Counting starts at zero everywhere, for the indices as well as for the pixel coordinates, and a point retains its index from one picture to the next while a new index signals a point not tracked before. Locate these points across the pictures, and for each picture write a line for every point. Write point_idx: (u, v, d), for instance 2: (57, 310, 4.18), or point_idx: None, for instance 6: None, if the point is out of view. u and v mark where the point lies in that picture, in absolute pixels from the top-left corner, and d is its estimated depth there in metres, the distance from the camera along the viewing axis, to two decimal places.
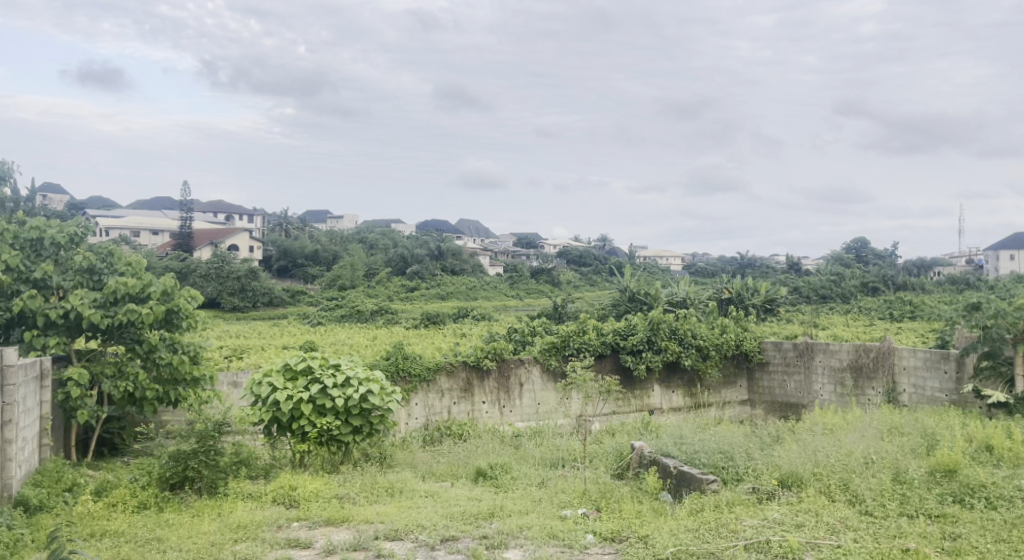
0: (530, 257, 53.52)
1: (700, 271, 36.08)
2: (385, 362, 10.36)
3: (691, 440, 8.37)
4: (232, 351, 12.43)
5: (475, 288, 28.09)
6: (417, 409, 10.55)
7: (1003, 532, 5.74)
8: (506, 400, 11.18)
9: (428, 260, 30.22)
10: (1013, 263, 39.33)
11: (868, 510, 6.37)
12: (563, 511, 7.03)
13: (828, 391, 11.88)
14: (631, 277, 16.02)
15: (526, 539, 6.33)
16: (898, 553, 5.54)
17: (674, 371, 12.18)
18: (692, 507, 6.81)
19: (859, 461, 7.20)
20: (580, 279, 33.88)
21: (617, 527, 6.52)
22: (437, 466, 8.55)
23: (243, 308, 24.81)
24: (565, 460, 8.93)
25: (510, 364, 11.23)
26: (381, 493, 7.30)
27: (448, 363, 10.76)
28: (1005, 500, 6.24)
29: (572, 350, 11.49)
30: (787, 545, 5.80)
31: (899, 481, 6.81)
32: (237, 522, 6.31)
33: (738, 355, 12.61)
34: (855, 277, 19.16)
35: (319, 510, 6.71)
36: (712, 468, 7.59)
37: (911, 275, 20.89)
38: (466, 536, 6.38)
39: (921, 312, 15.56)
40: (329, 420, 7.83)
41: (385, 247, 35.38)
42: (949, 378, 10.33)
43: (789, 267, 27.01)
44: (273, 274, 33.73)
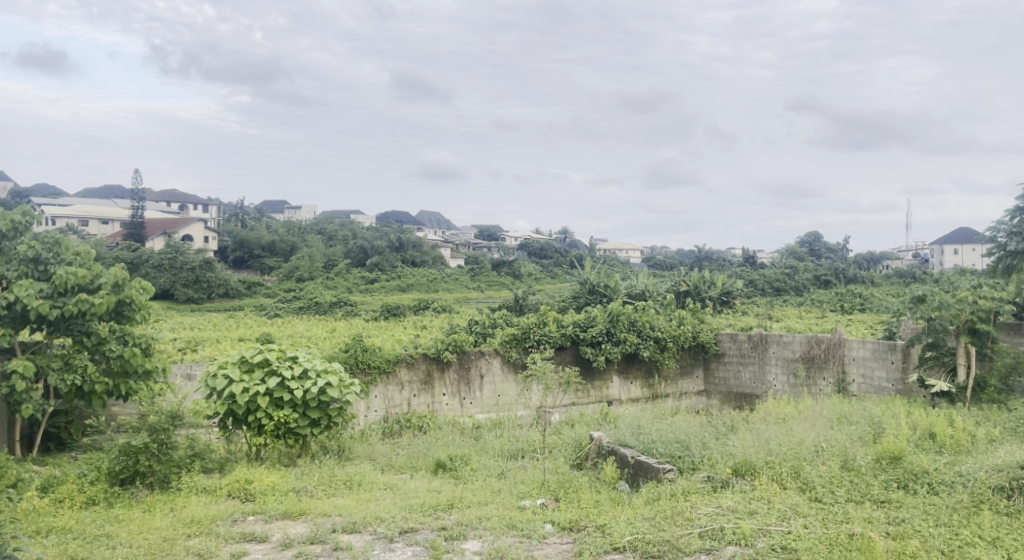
0: (490, 249, 53.56)
1: (658, 265, 36.38)
2: (344, 354, 10.30)
3: (648, 430, 8.51)
4: (187, 343, 12.25)
5: (436, 280, 28.02)
6: (377, 402, 10.51)
7: (944, 516, 5.93)
8: (466, 392, 11.19)
9: (388, 252, 30.04)
10: (956, 257, 40.44)
11: (818, 496, 6.54)
12: (522, 501, 7.09)
13: (781, 381, 12.12)
14: (590, 269, 16.17)
15: (485, 529, 6.38)
16: (845, 538, 5.70)
17: (632, 362, 12.33)
18: (649, 496, 6.92)
19: (809, 449, 7.39)
20: (540, 271, 34.01)
21: (575, 516, 6.59)
22: (396, 459, 8.55)
23: (197, 300, 24.38)
24: (524, 452, 8.98)
25: (471, 356, 11.25)
26: (340, 486, 7.29)
27: (408, 355, 10.73)
28: (946, 484, 6.45)
29: (532, 342, 11.55)
30: (740, 532, 5.93)
31: (848, 468, 7.00)
32: (190, 517, 6.24)
33: (694, 347, 12.81)
34: (808, 271, 19.57)
35: (276, 503, 6.67)
36: (669, 458, 7.72)
37: (859, 268, 21.36)
38: (425, 528, 6.40)
39: (870, 304, 15.98)
40: (286, 413, 7.77)
41: (345, 238, 35.10)
42: (896, 367, 10.64)
43: (744, 260, 27.45)
44: (229, 265, 33.18)
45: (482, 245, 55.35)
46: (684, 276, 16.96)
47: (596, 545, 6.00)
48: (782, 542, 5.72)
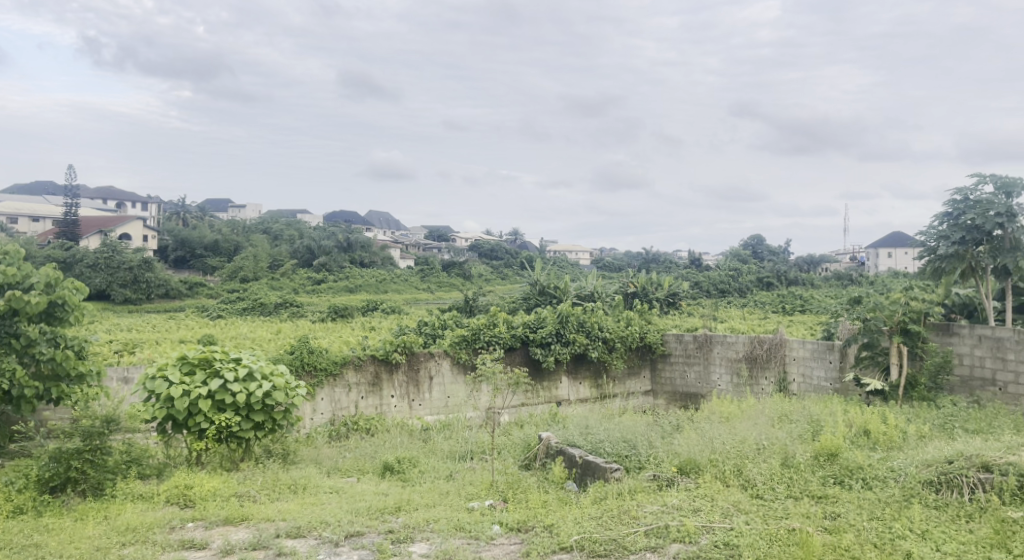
0: (439, 250, 53.45)
1: (606, 267, 36.64)
2: (290, 356, 10.15)
3: (596, 430, 8.59)
4: (124, 345, 11.92)
5: (385, 281, 27.81)
6: (323, 404, 10.39)
7: (877, 510, 6.12)
8: (415, 394, 11.14)
9: (335, 252, 29.71)
10: (890, 261, 41.73)
11: (759, 493, 6.69)
12: (470, 503, 7.09)
13: (724, 380, 12.32)
14: (540, 270, 16.26)
15: (432, 532, 6.36)
16: (784, 533, 5.84)
17: (581, 363, 12.43)
18: (596, 495, 6.99)
19: (751, 448, 7.55)
20: (489, 271, 34.03)
21: (523, 517, 6.62)
22: (343, 462, 8.45)
23: (134, 300, 23.74)
24: (473, 453, 8.98)
25: (420, 357, 11.20)
26: (284, 490, 7.19)
27: (356, 356, 10.65)
28: (879, 479, 6.65)
29: (482, 343, 11.55)
30: (684, 530, 6.03)
31: (787, 465, 7.17)
32: (125, 524, 6.10)
33: (641, 347, 12.97)
34: (751, 272, 20.00)
35: (217, 509, 6.56)
36: (616, 457, 7.81)
37: (799, 270, 21.89)
38: (372, 531, 6.36)
39: (810, 305, 16.41)
40: (228, 416, 7.63)
41: (291, 238, 34.61)
42: (833, 367, 10.95)
43: (688, 262, 27.88)
44: (169, 265, 32.39)
45: (431, 245, 55.14)
46: (632, 278, 17.16)
47: (543, 545, 6.04)
48: (725, 539, 5.83)
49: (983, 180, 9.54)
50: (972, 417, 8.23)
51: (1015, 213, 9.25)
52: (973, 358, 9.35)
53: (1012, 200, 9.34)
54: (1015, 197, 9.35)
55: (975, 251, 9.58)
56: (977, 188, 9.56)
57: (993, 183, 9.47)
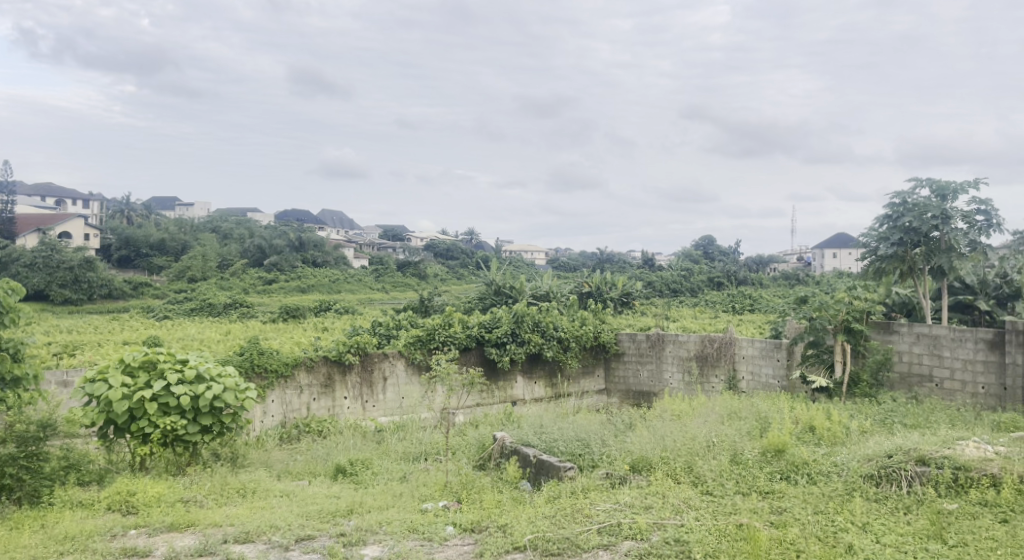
0: (394, 249, 53.11)
1: (561, 267, 36.76)
2: (239, 358, 9.97)
3: (550, 429, 8.61)
4: (64, 348, 11.58)
5: (338, 281, 27.52)
6: (274, 407, 10.22)
7: (822, 504, 6.25)
8: (368, 395, 11.04)
9: (287, 252, 29.31)
10: (835, 261, 42.71)
11: (708, 489, 6.78)
12: (424, 504, 7.06)
13: (676, 379, 12.45)
14: (496, 270, 16.23)
15: (385, 534, 6.31)
16: (732, 529, 5.92)
17: (536, 363, 12.47)
18: (550, 494, 7.01)
19: (701, 445, 7.65)
20: (444, 271, 33.92)
21: (476, 517, 6.61)
22: (294, 465, 8.35)
23: (75, 301, 23.08)
24: (427, 454, 8.95)
25: (373, 358, 11.10)
26: (232, 495, 7.07)
27: (307, 358, 10.51)
28: (823, 474, 6.79)
29: (437, 343, 11.50)
30: (636, 527, 6.09)
31: (736, 462, 7.28)
32: (63, 532, 5.93)
33: (596, 346, 13.05)
34: (703, 272, 20.29)
35: (161, 515, 6.41)
36: (569, 456, 7.84)
37: (748, 271, 22.22)
38: (323, 535, 6.30)
39: (759, 305, 16.71)
40: (173, 419, 7.46)
41: (240, 236, 34.04)
42: (781, 364, 11.16)
43: (642, 263, 28.12)
44: (113, 264, 31.61)
45: (386, 245, 54.74)
46: (587, 278, 17.25)
47: (497, 545, 6.04)
48: (675, 535, 5.89)
49: (920, 184, 9.81)
50: (910, 412, 8.46)
51: (950, 216, 9.53)
52: (912, 355, 9.61)
53: (947, 203, 9.62)
54: (950, 200, 9.63)
55: (914, 252, 9.87)
56: (914, 192, 9.83)
57: (929, 187, 9.75)
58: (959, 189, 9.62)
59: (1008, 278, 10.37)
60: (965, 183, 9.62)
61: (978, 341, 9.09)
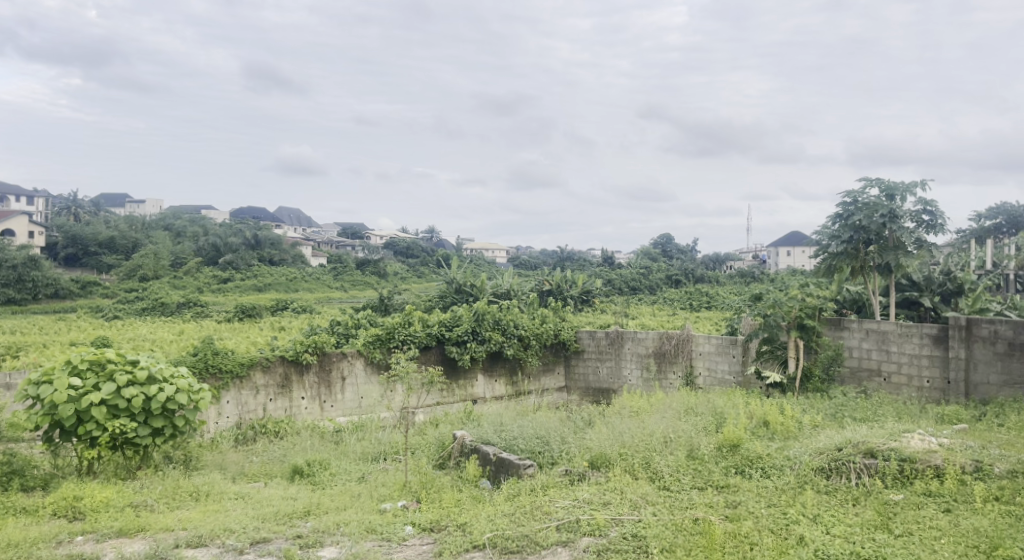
0: (352, 247, 52.66)
1: (522, 265, 36.77)
2: (193, 358, 9.79)
3: (510, 427, 8.60)
4: (8, 349, 11.24)
5: (295, 279, 27.17)
6: (229, 407, 10.04)
7: (775, 497, 6.34)
8: (327, 395, 10.91)
9: (243, 250, 28.86)
10: (789, 259, 43.45)
11: (665, 484, 6.83)
12: (382, 504, 7.00)
13: (635, 376, 12.53)
14: (456, 268, 16.16)
15: (343, 535, 6.23)
16: (688, 524, 5.98)
17: (497, 361, 12.45)
18: (509, 492, 7.00)
19: (659, 441, 7.71)
20: (404, 270, 33.71)
21: (435, 516, 6.57)
22: (249, 467, 8.22)
23: (19, 301, 22.45)
24: (386, 454, 8.86)
25: (332, 357, 10.97)
26: (185, 498, 6.93)
27: (264, 358, 10.35)
28: (777, 468, 6.89)
29: (396, 342, 11.42)
30: (595, 523, 6.10)
31: (692, 457, 7.34)
32: (7, 540, 5.76)
33: (556, 344, 13.07)
34: (661, 270, 20.46)
35: (110, 520, 6.26)
36: (529, 453, 7.84)
37: (706, 270, 22.45)
38: (279, 537, 6.21)
39: (716, 302, 16.91)
40: (122, 422, 7.29)
41: (194, 234, 33.43)
42: (736, 361, 11.30)
43: (601, 261, 28.25)
44: (59, 263, 30.88)
45: (345, 243, 54.26)
46: (547, 276, 17.28)
47: (456, 544, 6.01)
48: (633, 531, 5.92)
49: (870, 184, 10.00)
50: (860, 406, 8.63)
51: (898, 215, 9.73)
52: (861, 350, 9.80)
53: (896, 203, 9.83)
54: (898, 200, 9.84)
55: (865, 250, 10.06)
56: (864, 192, 10.03)
57: (879, 186, 9.95)
58: (907, 189, 9.84)
59: (953, 275, 10.65)
60: (912, 183, 9.84)
61: (924, 337, 9.32)
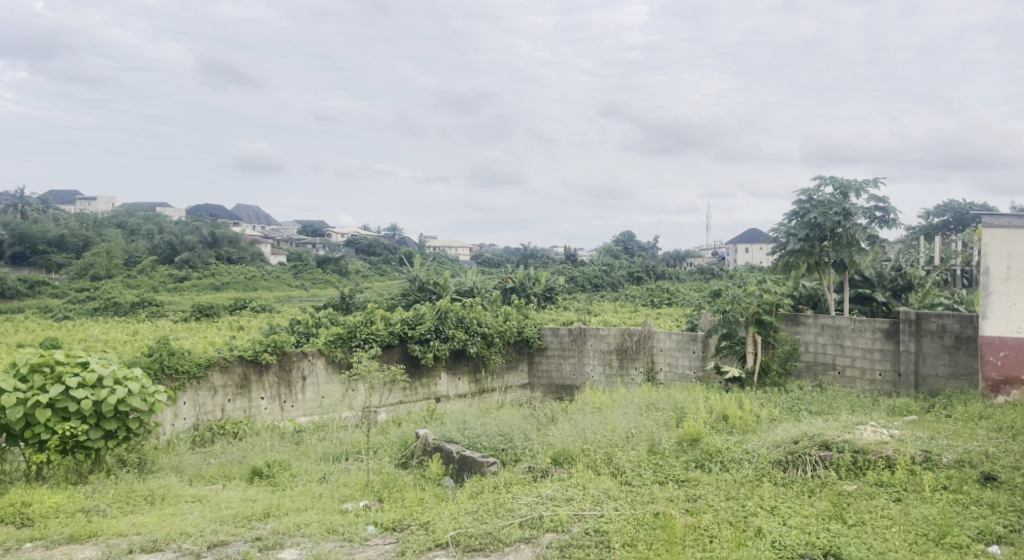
0: (313, 246, 52.09)
1: (484, 262, 36.73)
2: (147, 359, 9.57)
3: (473, 425, 8.56)
4: None
5: (254, 278, 26.79)
6: (186, 409, 9.84)
7: (733, 490, 6.40)
8: (287, 395, 10.76)
9: (199, 249, 28.33)
10: (747, 256, 44.05)
11: (627, 479, 6.86)
12: (344, 504, 6.91)
13: (597, 372, 12.58)
14: (419, 265, 16.04)
15: (303, 536, 6.15)
16: (650, 518, 6.00)
17: (460, 358, 12.40)
18: (472, 490, 6.97)
19: (621, 436, 7.73)
20: (366, 267, 33.46)
21: (398, 515, 6.51)
22: (207, 469, 8.06)
23: None
24: (348, 454, 8.76)
25: (292, 357, 10.82)
26: (139, 502, 6.77)
27: (221, 358, 10.17)
28: (736, 461, 6.95)
29: (358, 341, 11.31)
30: (557, 519, 6.09)
31: (653, 452, 7.38)
32: None
33: (519, 341, 13.05)
34: (623, 267, 20.57)
35: (60, 526, 6.10)
36: (492, 451, 7.81)
37: (667, 266, 22.63)
38: (237, 539, 6.11)
39: (677, 298, 17.07)
40: (72, 425, 7.09)
41: (148, 233, 32.73)
42: (696, 356, 11.41)
43: (564, 258, 28.31)
44: (6, 262, 29.96)
45: (306, 241, 53.69)
46: (510, 273, 17.25)
47: (418, 543, 5.96)
48: (595, 526, 5.93)
49: (824, 182, 10.16)
50: (816, 399, 8.77)
51: (852, 212, 9.89)
52: (817, 345, 9.96)
53: (850, 200, 10.00)
54: (852, 197, 10.00)
55: (821, 247, 10.20)
56: (819, 189, 10.18)
57: (833, 184, 10.10)
58: (860, 187, 10.01)
59: (903, 271, 10.87)
60: (865, 181, 10.01)
61: (876, 331, 9.49)
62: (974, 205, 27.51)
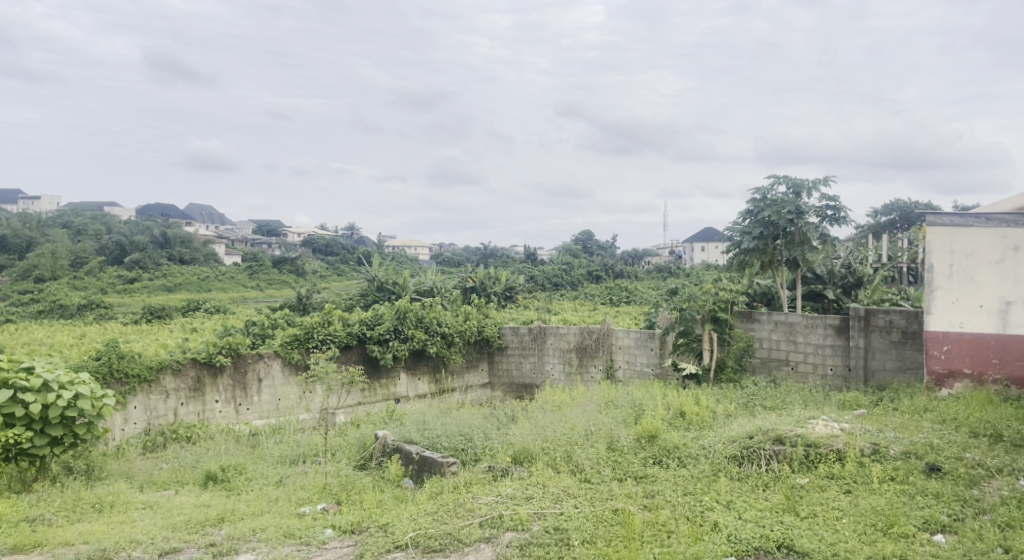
0: (268, 246, 51.33)
1: (443, 262, 36.55)
2: (96, 363, 9.30)
3: (433, 425, 8.49)
4: None
5: (207, 279, 26.28)
6: (136, 413, 9.59)
7: (690, 485, 6.44)
8: (242, 398, 10.55)
9: (150, 249, 27.68)
10: (703, 254, 44.65)
11: (586, 476, 6.86)
12: (301, 508, 6.80)
13: (557, 370, 12.59)
14: (378, 265, 15.88)
15: (259, 541, 6.04)
16: (609, 515, 6.01)
17: (420, 359, 12.30)
18: (432, 491, 6.90)
19: (580, 434, 7.73)
20: (324, 267, 33.09)
21: (357, 518, 6.41)
22: (159, 474, 7.86)
23: None
24: (306, 457, 8.62)
25: (247, 359, 10.62)
26: (87, 510, 6.58)
27: (174, 361, 9.94)
28: (693, 456, 7.00)
29: (315, 342, 11.14)
30: (517, 518, 6.07)
31: (612, 449, 7.40)
32: None
33: (480, 340, 13.00)
34: (582, 265, 20.65)
35: (3, 536, 5.89)
36: (452, 451, 7.75)
37: (626, 264, 22.78)
38: (191, 546, 5.97)
39: (636, 297, 17.18)
40: (17, 432, 6.86)
41: (96, 233, 31.87)
42: (654, 353, 11.50)
43: (524, 257, 28.31)
44: None
45: (261, 241, 52.82)
46: (470, 272, 17.17)
47: (378, 545, 5.88)
48: (555, 524, 5.91)
49: (778, 181, 10.30)
50: (770, 395, 8.88)
51: (804, 211, 10.05)
52: (771, 341, 10.09)
53: (802, 199, 10.15)
54: (804, 197, 10.16)
55: (774, 245, 10.34)
56: (773, 188, 10.31)
57: (786, 183, 10.24)
58: (812, 186, 10.17)
59: (852, 269, 11.06)
60: (817, 180, 10.18)
61: (828, 327, 9.64)
62: (920, 204, 28.24)
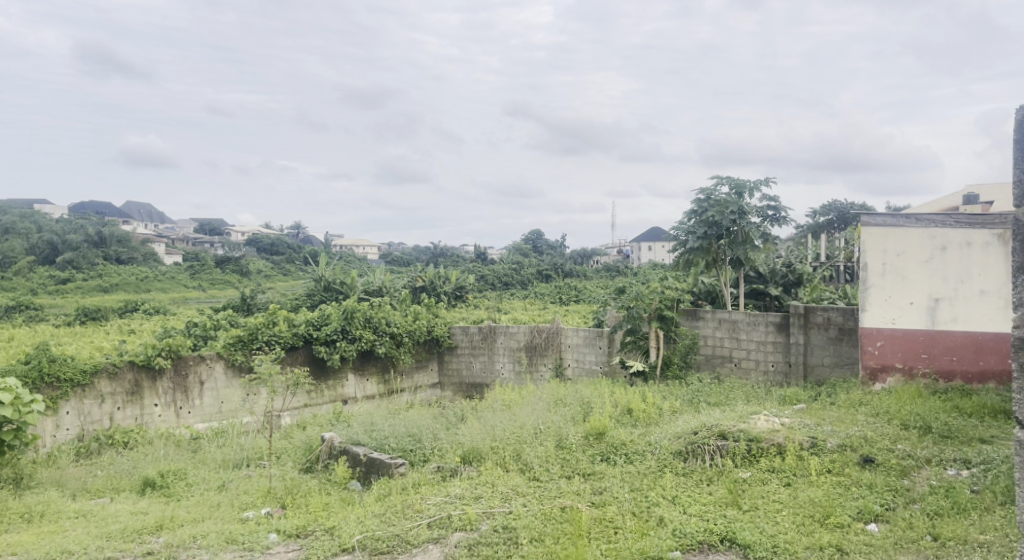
0: (211, 246, 50.25)
1: (392, 261, 36.25)
2: (25, 367, 8.94)
3: (382, 426, 8.36)
4: None
5: (146, 279, 25.55)
6: (69, 419, 9.26)
7: (637, 481, 6.46)
8: (183, 401, 10.26)
9: (84, 249, 26.80)
10: (650, 254, 45.25)
11: (535, 475, 6.83)
12: (244, 513, 6.62)
13: (507, 369, 12.55)
14: (325, 265, 15.62)
15: (199, 548, 5.85)
16: (557, 512, 5.98)
17: (368, 359, 12.13)
18: (379, 492, 6.79)
19: (529, 433, 7.70)
20: (269, 267, 32.50)
21: (302, 522, 6.26)
22: (93, 481, 7.58)
23: None
24: (250, 460, 8.41)
25: (188, 361, 10.33)
26: (15, 520, 6.31)
27: (110, 364, 9.61)
28: (640, 453, 7.02)
29: (260, 343, 10.88)
30: (465, 518, 6.00)
31: (561, 447, 7.37)
32: None
33: (429, 340, 12.88)
34: (533, 264, 20.67)
35: None
36: (400, 452, 7.65)
37: (575, 263, 22.87)
38: (126, 555, 5.76)
39: (585, 295, 17.25)
40: None
41: (26, 231, 30.75)
42: (602, 351, 11.54)
43: (474, 256, 28.23)
44: None
45: (204, 240, 51.68)
46: (419, 271, 17.01)
47: (323, 548, 5.77)
48: (503, 523, 5.85)
49: (721, 182, 10.43)
50: (714, 391, 8.98)
51: (746, 211, 10.20)
52: (715, 338, 10.19)
53: (744, 200, 10.30)
54: (746, 197, 10.31)
55: (718, 245, 10.47)
56: (716, 189, 10.43)
57: (729, 184, 10.38)
58: (754, 187, 10.32)
59: (793, 267, 11.25)
60: (758, 181, 10.34)
61: (769, 325, 9.78)
62: (856, 204, 29.05)
